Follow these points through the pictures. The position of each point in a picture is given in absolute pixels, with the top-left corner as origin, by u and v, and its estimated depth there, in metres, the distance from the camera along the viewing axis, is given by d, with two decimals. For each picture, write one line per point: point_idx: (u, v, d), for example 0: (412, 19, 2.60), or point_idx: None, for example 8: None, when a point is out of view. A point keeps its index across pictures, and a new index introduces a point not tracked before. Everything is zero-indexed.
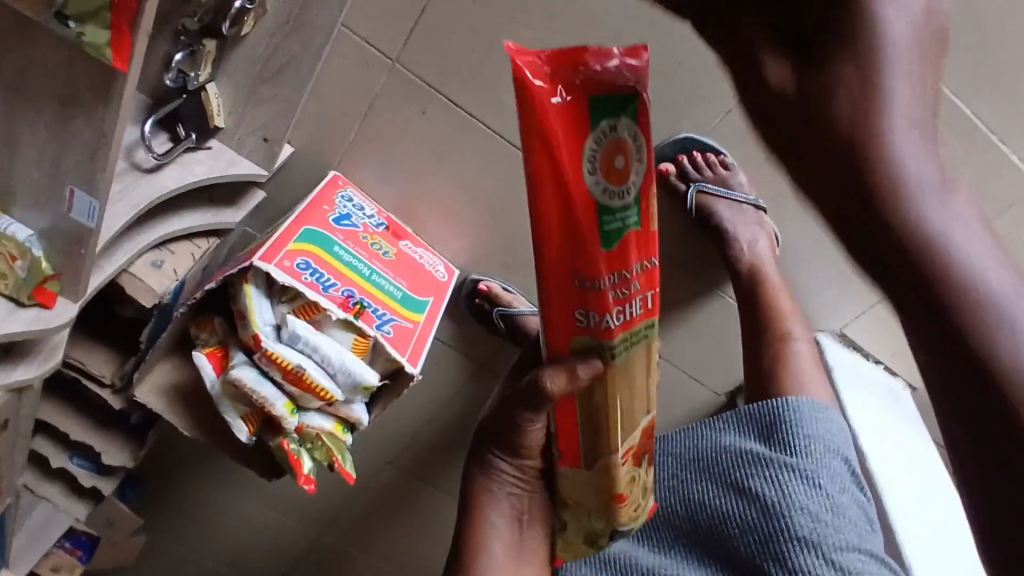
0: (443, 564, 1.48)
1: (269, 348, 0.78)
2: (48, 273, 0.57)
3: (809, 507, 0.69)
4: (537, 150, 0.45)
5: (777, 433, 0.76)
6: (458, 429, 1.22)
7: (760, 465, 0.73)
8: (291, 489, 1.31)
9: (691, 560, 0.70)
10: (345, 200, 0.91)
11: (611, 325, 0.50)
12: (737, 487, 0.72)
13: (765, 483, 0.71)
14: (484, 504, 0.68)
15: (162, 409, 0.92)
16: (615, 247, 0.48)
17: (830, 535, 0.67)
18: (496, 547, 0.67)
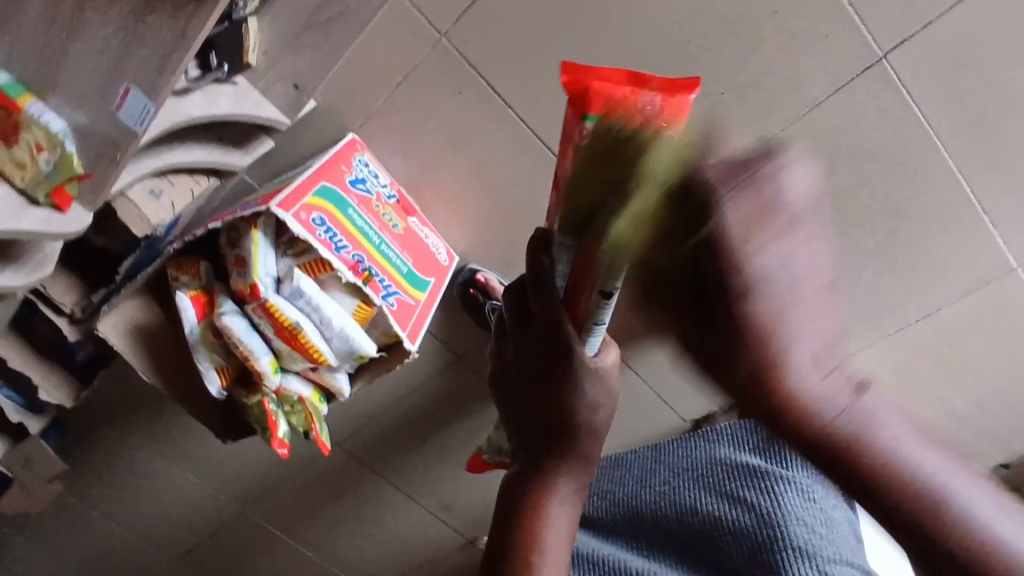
0: (370, 555, 1.44)
1: (267, 300, 0.75)
2: (75, 171, 0.52)
3: (804, 515, 0.60)
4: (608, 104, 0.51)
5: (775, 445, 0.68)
6: (415, 420, 1.19)
7: (755, 474, 0.65)
8: (226, 457, 1.25)
9: (670, 565, 0.61)
10: (362, 164, 0.88)
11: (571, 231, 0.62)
12: (729, 496, 0.64)
13: (758, 490, 0.63)
14: (545, 504, 0.60)
15: (122, 348, 0.85)
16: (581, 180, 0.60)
17: (825, 548, 0.56)
18: (550, 545, 0.59)
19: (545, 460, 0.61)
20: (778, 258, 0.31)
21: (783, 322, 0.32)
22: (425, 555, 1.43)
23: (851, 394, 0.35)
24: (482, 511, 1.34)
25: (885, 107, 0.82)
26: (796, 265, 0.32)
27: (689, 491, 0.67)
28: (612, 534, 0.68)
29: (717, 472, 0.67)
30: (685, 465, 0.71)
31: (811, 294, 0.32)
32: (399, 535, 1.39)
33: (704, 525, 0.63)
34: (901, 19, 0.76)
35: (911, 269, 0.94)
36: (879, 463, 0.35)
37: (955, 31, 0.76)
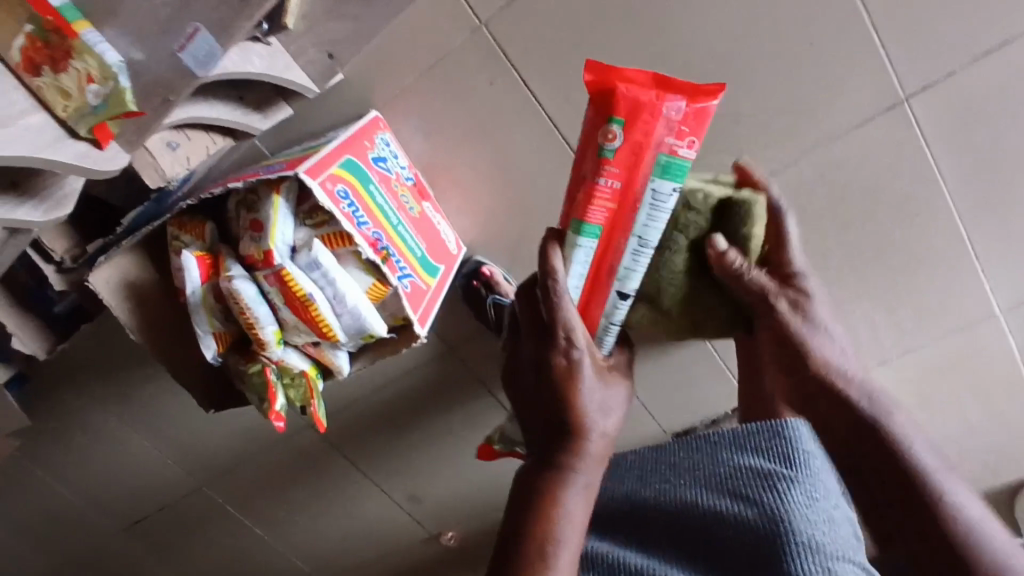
0: (326, 543, 1.41)
1: (282, 268, 0.73)
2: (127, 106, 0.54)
3: (811, 516, 0.57)
4: (633, 130, 0.61)
5: (779, 444, 0.64)
6: (395, 408, 1.17)
7: (759, 473, 0.62)
8: (194, 429, 1.20)
9: (669, 560, 0.60)
10: (384, 142, 0.87)
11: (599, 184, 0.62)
12: (729, 490, 0.62)
13: (762, 488, 0.60)
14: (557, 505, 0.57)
15: (112, 302, 0.82)
16: (615, 154, 0.61)
17: (829, 544, 0.55)
18: (569, 542, 0.56)
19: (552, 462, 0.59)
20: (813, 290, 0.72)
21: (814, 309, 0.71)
22: (383, 547, 1.41)
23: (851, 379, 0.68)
24: (447, 507, 1.33)
25: (901, 148, 0.85)
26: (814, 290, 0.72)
27: (689, 489, 0.64)
28: (610, 532, 0.66)
29: (716, 468, 0.65)
30: (685, 465, 0.68)
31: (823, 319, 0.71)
32: (359, 525, 1.37)
33: (705, 524, 0.60)
34: (928, 65, 0.79)
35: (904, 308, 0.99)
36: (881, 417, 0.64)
37: (975, 84, 0.80)
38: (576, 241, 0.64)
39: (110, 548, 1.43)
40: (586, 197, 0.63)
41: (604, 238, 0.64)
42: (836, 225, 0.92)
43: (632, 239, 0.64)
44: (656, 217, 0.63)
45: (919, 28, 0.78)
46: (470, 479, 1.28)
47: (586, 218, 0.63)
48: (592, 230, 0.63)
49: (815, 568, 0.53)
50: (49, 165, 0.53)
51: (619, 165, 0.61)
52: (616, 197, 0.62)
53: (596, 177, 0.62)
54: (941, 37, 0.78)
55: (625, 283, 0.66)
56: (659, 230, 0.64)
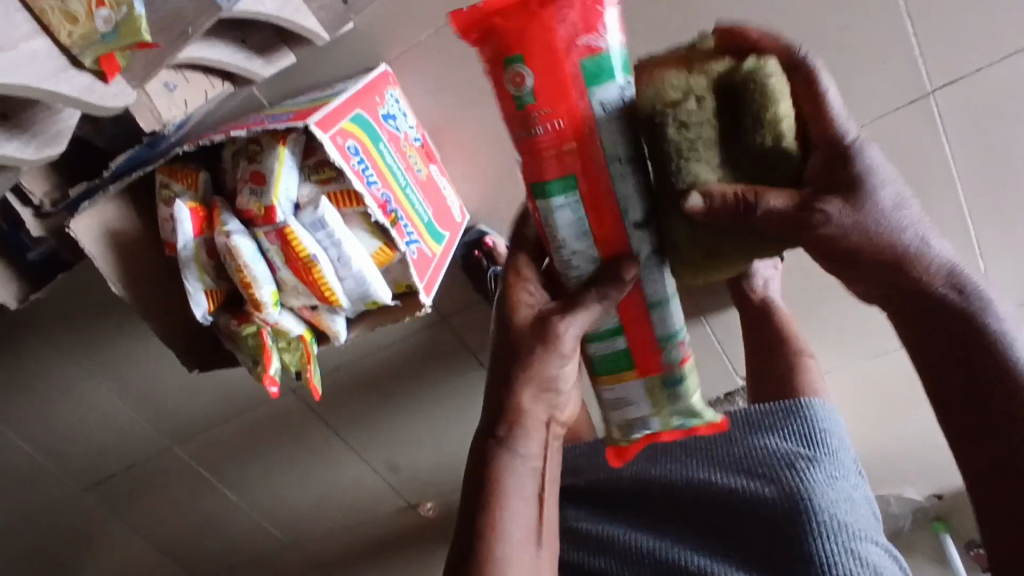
0: (301, 508, 1.38)
1: (286, 225, 0.69)
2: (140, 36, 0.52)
3: (831, 495, 0.56)
4: (537, 58, 0.47)
5: (796, 425, 0.64)
6: (381, 376, 1.14)
7: (776, 453, 0.61)
8: (167, 388, 1.16)
9: (686, 541, 0.59)
10: (393, 98, 0.82)
11: (538, 134, 0.49)
12: (746, 471, 0.61)
13: (781, 467, 0.59)
14: (500, 473, 0.57)
15: (94, 253, 0.76)
16: (534, 94, 0.48)
17: (851, 523, 0.54)
18: (515, 505, 0.57)
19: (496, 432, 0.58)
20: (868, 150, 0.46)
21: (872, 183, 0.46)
22: (358, 516, 1.38)
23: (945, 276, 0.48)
24: (427, 476, 1.31)
25: (918, 142, 0.84)
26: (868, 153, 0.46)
27: (704, 469, 0.64)
28: (618, 513, 0.65)
29: (731, 450, 0.64)
30: (699, 445, 0.67)
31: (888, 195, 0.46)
32: (335, 491, 1.34)
33: (724, 503, 0.59)
34: (956, 60, 0.78)
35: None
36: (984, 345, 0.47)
37: (1001, 82, 0.78)
38: (547, 203, 0.52)
39: (71, 505, 1.37)
40: (533, 157, 0.50)
41: (582, 186, 0.51)
42: None
43: (612, 165, 0.50)
44: (621, 129, 0.49)
45: (953, 21, 0.76)
46: (454, 451, 1.26)
47: (543, 178, 0.51)
48: (562, 185, 0.51)
49: (838, 549, 0.52)
50: (52, 97, 0.52)
51: (550, 103, 0.48)
52: (565, 139, 0.49)
53: (531, 132, 0.49)
54: (973, 33, 0.76)
55: (631, 213, 0.52)
56: (630, 138, 0.50)
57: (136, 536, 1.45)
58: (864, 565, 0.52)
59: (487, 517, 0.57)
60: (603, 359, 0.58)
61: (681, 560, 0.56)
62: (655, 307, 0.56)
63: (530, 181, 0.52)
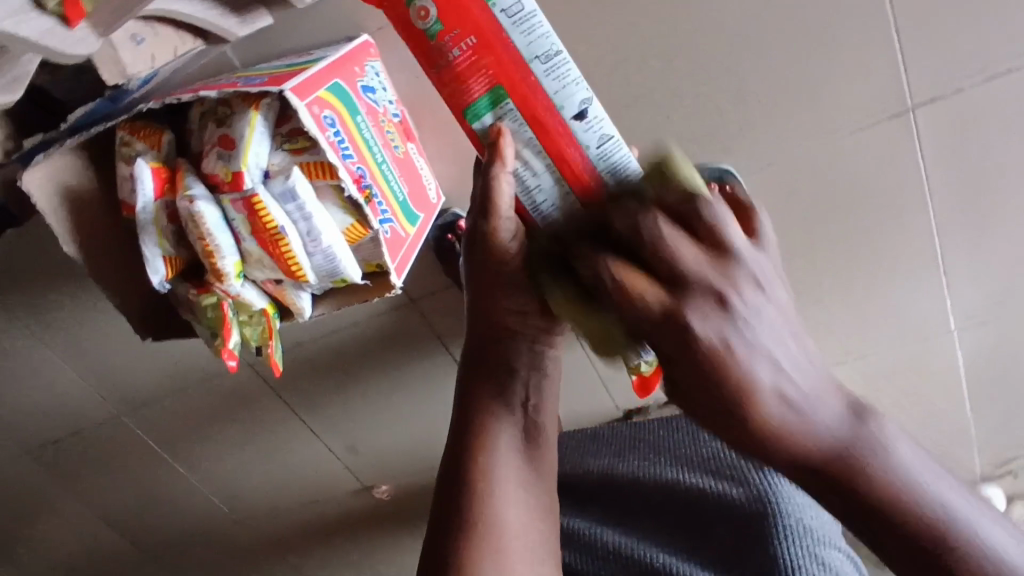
0: (251, 486, 1.35)
1: (254, 194, 0.66)
2: None
3: (796, 500, 0.56)
4: None
5: None
6: (342, 356, 1.12)
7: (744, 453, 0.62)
8: (117, 356, 1.11)
9: (650, 537, 0.58)
10: (373, 70, 0.79)
11: (456, 56, 0.54)
12: (714, 471, 0.61)
13: (748, 471, 0.59)
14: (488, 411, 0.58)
15: (47, 210, 0.72)
16: (439, 19, 0.53)
17: (816, 526, 0.54)
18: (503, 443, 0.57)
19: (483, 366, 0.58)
20: (747, 305, 0.34)
21: (766, 348, 0.34)
22: (310, 496, 1.36)
23: (889, 440, 0.34)
24: (384, 459, 1.29)
25: (896, 158, 0.85)
26: (746, 303, 0.34)
27: (670, 467, 0.63)
28: (580, 504, 0.64)
29: (700, 451, 0.64)
30: (667, 445, 0.67)
31: (793, 363, 0.34)
32: (288, 469, 1.31)
33: (690, 500, 0.59)
34: (939, 79, 0.78)
35: (871, 311, 1.01)
36: (933, 526, 0.32)
37: (985, 104, 0.79)
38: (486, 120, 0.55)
39: (9, 470, 1.32)
40: (456, 81, 0.54)
41: (513, 91, 0.54)
42: (819, 223, 0.92)
43: (534, 63, 0.54)
44: (533, 28, 0.53)
45: (947, 41, 0.75)
46: (413, 435, 1.25)
47: (471, 100, 0.55)
48: (490, 99, 0.54)
49: (803, 553, 0.51)
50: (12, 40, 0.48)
51: (455, 26, 0.53)
52: (481, 51, 0.53)
53: (448, 58, 0.54)
54: (958, 54, 0.76)
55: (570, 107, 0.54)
56: (548, 35, 0.54)
57: (75, 506, 1.40)
58: (826, 567, 0.51)
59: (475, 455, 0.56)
60: None
61: (645, 556, 0.55)
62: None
63: (457, 107, 0.56)
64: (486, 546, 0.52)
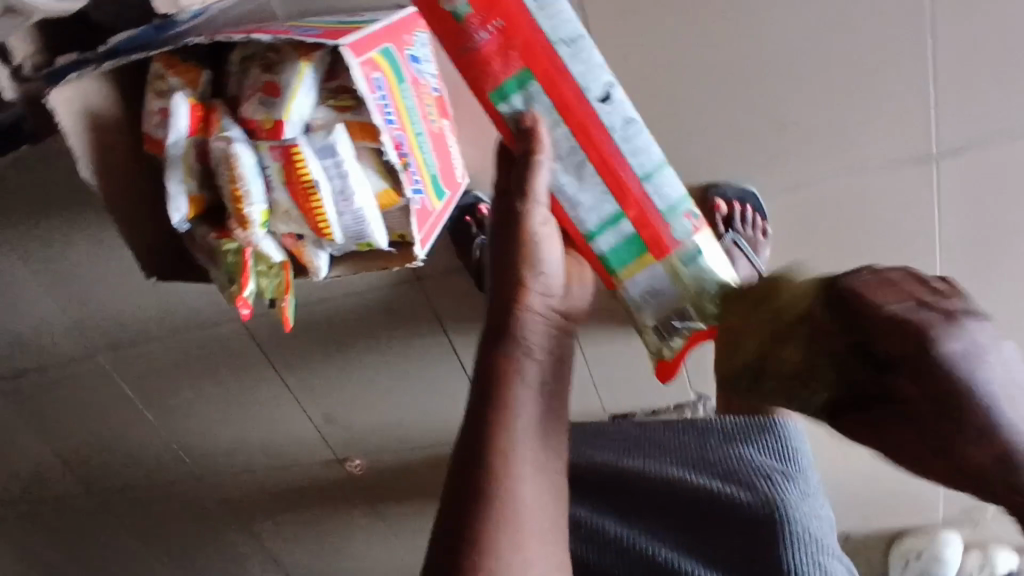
0: (221, 444, 1.33)
1: (293, 144, 0.65)
2: None
3: (805, 512, 0.58)
4: None
5: (772, 440, 0.65)
6: (338, 323, 1.11)
7: (753, 461, 0.63)
8: (106, 294, 1.09)
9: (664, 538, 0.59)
10: (420, 41, 0.79)
11: (483, 39, 0.55)
12: (722, 474, 0.62)
13: (760, 479, 0.60)
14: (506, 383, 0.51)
15: (70, 132, 0.70)
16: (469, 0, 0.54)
17: (820, 535, 0.56)
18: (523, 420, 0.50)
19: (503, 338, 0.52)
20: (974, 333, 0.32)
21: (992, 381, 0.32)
22: (281, 462, 1.34)
23: None
24: (361, 435, 1.27)
25: (913, 202, 0.87)
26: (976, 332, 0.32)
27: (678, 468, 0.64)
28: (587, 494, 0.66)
29: (708, 455, 0.65)
30: (671, 444, 0.68)
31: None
32: (261, 432, 1.29)
33: (703, 502, 0.60)
34: (965, 131, 0.81)
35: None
36: None
37: (999, 162, 0.82)
38: (511, 103, 0.56)
39: None
40: (480, 64, 0.56)
41: (539, 75, 0.55)
42: (829, 256, 0.94)
43: (559, 47, 0.55)
44: (557, 13, 0.55)
45: (979, 95, 0.78)
46: (394, 414, 1.23)
47: (497, 81, 0.56)
48: (516, 81, 0.56)
49: (809, 561, 0.54)
50: None
51: (483, 10, 0.54)
52: (507, 35, 0.55)
53: (477, 42, 0.55)
54: (987, 110, 0.79)
55: (592, 87, 0.56)
56: (572, 20, 0.55)
57: (35, 442, 1.37)
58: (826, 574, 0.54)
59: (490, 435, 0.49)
60: (618, 255, 0.60)
61: (656, 553, 0.58)
62: (647, 180, 0.58)
63: (487, 90, 0.57)
64: (503, 530, 0.46)
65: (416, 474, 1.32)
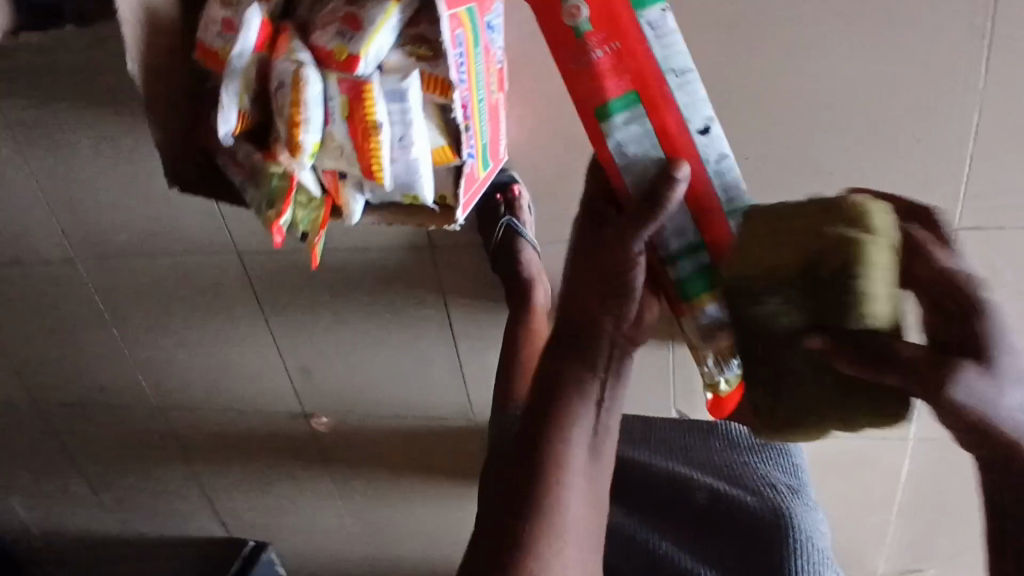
0: (185, 379, 1.29)
1: (366, 82, 0.64)
2: None
3: (805, 519, 0.82)
4: None
5: (772, 454, 0.92)
6: (339, 277, 1.09)
7: (761, 474, 0.88)
8: (107, 198, 1.05)
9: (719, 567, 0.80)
10: (498, 10, 0.78)
11: (598, 57, 0.58)
12: (750, 488, 0.86)
13: (758, 483, 0.87)
14: (568, 397, 0.63)
15: (128, 19, 0.66)
16: (591, 23, 0.57)
17: (820, 545, 0.80)
18: (575, 433, 0.63)
19: (573, 355, 0.63)
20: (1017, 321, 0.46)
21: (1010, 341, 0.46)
22: (244, 409, 1.31)
23: None
24: (332, 395, 1.25)
25: None
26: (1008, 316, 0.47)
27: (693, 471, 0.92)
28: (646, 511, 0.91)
29: (732, 469, 0.90)
30: (708, 462, 0.93)
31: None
32: (231, 373, 1.26)
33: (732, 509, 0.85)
34: (991, 214, 0.84)
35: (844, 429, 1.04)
36: None
37: (1007, 249, 0.86)
38: (613, 120, 0.60)
39: None
40: (593, 81, 0.59)
41: (643, 99, 0.59)
42: None
43: (668, 75, 0.58)
44: (670, 44, 0.58)
45: (1012, 182, 0.81)
46: (371, 382, 1.21)
47: (605, 101, 0.59)
48: (624, 101, 0.59)
49: (804, 562, 0.78)
50: None
51: (604, 30, 0.57)
52: (620, 59, 0.58)
53: (590, 58, 0.58)
54: (1016, 197, 0.82)
55: (694, 119, 0.59)
56: (682, 52, 0.58)
57: None
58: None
59: (546, 441, 0.62)
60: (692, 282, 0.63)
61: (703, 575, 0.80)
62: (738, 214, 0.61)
63: (593, 108, 0.60)
64: (545, 523, 0.60)
65: (379, 445, 1.30)
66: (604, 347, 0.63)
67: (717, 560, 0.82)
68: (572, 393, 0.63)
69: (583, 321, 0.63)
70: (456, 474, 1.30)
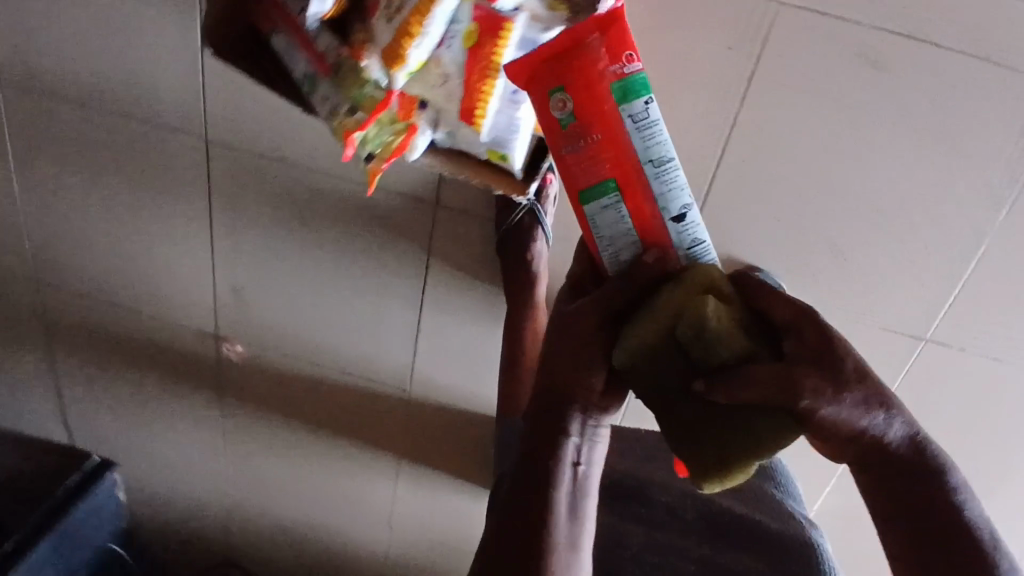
0: (81, 260, 1.10)
1: (507, 20, 0.56)
2: None
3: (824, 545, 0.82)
4: (579, 81, 0.53)
5: (784, 484, 0.92)
6: (317, 205, 0.98)
7: (777, 499, 0.88)
8: (75, 30, 0.88)
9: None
10: None
11: (580, 148, 0.55)
12: (771, 511, 0.85)
13: (776, 507, 0.86)
14: (549, 461, 0.61)
15: None
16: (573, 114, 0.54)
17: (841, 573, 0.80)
18: (558, 497, 0.61)
19: (552, 421, 0.61)
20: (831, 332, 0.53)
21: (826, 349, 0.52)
22: (142, 313, 1.15)
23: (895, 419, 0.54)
24: (257, 325, 1.12)
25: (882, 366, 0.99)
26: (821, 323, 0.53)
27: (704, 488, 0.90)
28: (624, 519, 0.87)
29: (748, 490, 0.89)
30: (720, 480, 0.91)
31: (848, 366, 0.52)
32: (141, 269, 1.10)
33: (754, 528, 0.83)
34: (954, 332, 0.93)
35: None
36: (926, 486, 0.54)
37: (951, 366, 0.97)
38: (592, 211, 0.57)
39: None
40: (575, 169, 0.56)
41: (621, 190, 0.55)
42: None
43: (647, 167, 0.54)
44: (655, 135, 0.53)
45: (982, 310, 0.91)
46: (306, 323, 1.11)
47: (588, 189, 0.56)
48: (603, 191, 0.55)
49: None
50: None
51: (589, 120, 0.53)
52: (604, 150, 0.54)
53: (574, 148, 0.55)
54: (978, 325, 0.92)
55: (669, 208, 0.55)
56: (665, 143, 0.54)
57: None
58: None
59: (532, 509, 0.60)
60: None
61: None
62: None
63: (577, 196, 0.57)
64: None
65: (291, 391, 1.19)
66: (575, 414, 0.61)
67: (730, 564, 0.81)
68: (552, 458, 0.61)
69: (560, 387, 0.61)
70: (359, 440, 1.22)
